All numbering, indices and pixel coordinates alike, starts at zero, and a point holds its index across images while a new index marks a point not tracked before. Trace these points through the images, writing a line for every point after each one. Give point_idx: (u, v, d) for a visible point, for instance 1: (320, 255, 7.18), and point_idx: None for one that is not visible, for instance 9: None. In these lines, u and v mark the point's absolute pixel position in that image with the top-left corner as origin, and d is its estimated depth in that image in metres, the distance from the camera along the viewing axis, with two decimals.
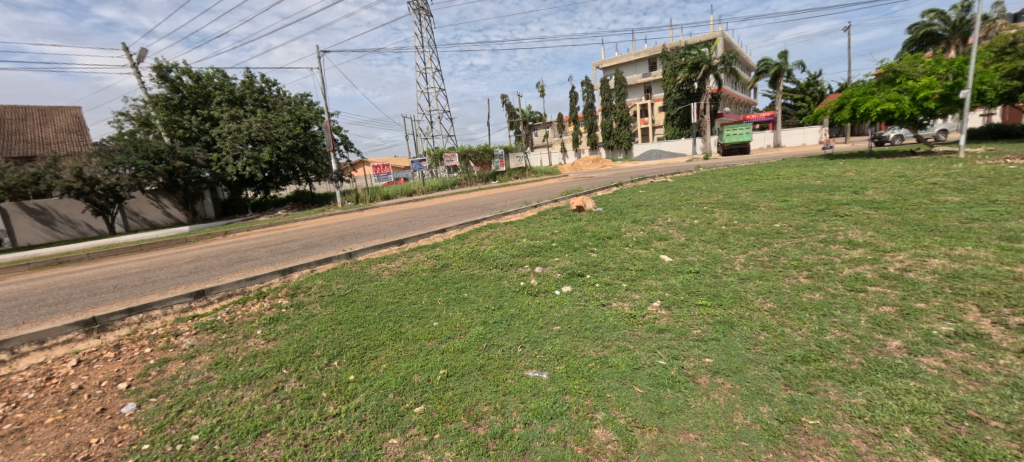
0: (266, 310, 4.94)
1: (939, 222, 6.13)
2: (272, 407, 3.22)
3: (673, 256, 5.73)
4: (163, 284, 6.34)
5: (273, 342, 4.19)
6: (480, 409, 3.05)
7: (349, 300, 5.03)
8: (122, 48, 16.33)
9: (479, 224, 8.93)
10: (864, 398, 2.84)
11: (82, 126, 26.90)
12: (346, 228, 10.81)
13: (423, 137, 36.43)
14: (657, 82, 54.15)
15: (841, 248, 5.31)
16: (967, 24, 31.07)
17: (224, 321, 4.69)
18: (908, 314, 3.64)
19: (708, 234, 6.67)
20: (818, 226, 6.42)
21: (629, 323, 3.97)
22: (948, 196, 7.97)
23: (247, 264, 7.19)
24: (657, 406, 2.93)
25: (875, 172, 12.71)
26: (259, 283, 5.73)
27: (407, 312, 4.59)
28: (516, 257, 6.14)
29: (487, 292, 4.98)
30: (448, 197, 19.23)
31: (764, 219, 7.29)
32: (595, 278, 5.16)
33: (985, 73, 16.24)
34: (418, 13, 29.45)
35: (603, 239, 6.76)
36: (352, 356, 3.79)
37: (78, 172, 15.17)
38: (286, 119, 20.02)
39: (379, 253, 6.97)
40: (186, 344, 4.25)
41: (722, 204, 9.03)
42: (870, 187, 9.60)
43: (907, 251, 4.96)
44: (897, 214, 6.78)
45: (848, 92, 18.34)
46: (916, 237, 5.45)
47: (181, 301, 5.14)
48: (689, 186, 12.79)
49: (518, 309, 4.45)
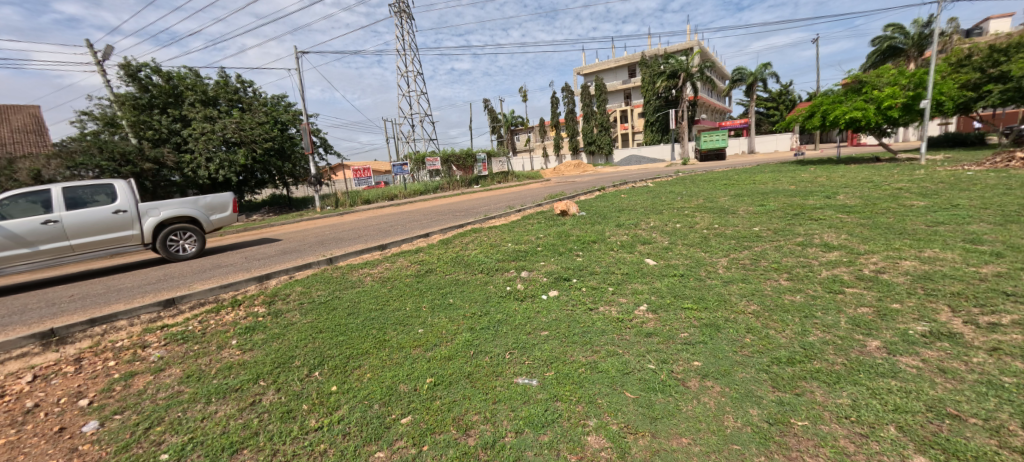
0: (242, 319, 4.78)
1: (908, 225, 6.38)
2: (248, 422, 3.07)
3: (657, 260, 5.80)
4: (130, 292, 6.05)
5: (249, 352, 4.02)
6: (470, 418, 2.98)
7: (330, 307, 4.91)
8: (86, 44, 15.62)
9: (463, 229, 8.82)
10: (849, 398, 2.86)
11: (41, 127, 25.77)
12: (326, 233, 10.50)
13: (404, 140, 36.20)
14: (636, 88, 55.25)
15: (818, 251, 5.44)
16: (926, 38, 32.85)
17: (196, 331, 4.52)
18: (885, 314, 3.67)
19: (691, 237, 6.78)
20: (795, 230, 6.60)
21: (616, 327, 3.96)
22: (913, 200, 8.32)
23: (221, 271, 6.91)
24: (649, 411, 2.91)
25: (844, 177, 13.23)
26: (234, 291, 5.54)
27: (390, 319, 4.50)
28: (501, 261, 6.13)
29: (473, 297, 4.93)
30: (427, 202, 18.72)
31: (744, 223, 7.44)
32: (582, 282, 5.17)
33: (945, 85, 17.13)
34: (400, 16, 29.32)
35: (588, 243, 6.79)
36: (335, 366, 3.66)
37: (36, 174, 14.47)
38: (262, 121, 19.38)
39: (361, 258, 6.82)
40: (154, 356, 4.08)
41: (702, 208, 9.19)
42: (841, 192, 9.93)
43: (880, 253, 5.11)
44: (869, 218, 7.04)
45: (818, 100, 19.04)
46: (887, 241, 5.63)
47: (149, 311, 4.90)
48: (670, 190, 13.03)
49: (505, 315, 4.41)
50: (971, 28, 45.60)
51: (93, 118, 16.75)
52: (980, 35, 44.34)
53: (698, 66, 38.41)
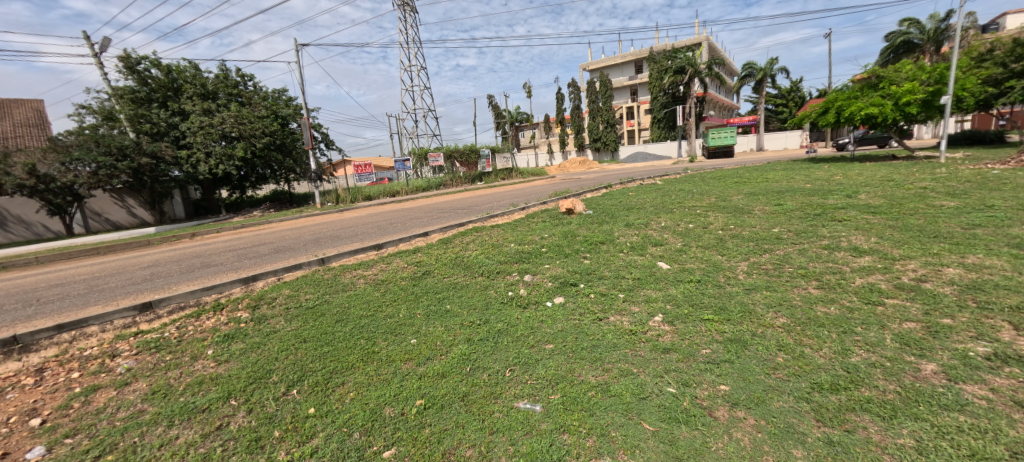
0: (222, 325, 4.42)
1: (942, 228, 5.92)
2: (211, 453, 2.71)
3: (671, 264, 5.38)
4: (110, 293, 5.73)
5: (224, 365, 3.65)
6: (463, 454, 2.60)
7: (317, 314, 4.52)
8: (83, 36, 15.34)
9: (464, 227, 8.45)
10: (912, 439, 2.44)
11: (43, 120, 25.66)
12: (323, 231, 10.15)
13: (409, 136, 35.79)
14: (644, 85, 54.52)
15: (848, 256, 4.99)
16: (942, 32, 32.08)
17: (171, 339, 4.16)
18: (937, 331, 3.23)
19: (706, 239, 6.35)
20: (819, 232, 6.15)
21: (629, 341, 3.55)
22: (942, 200, 7.84)
23: (208, 271, 6.58)
24: (672, 450, 2.51)
25: (861, 176, 12.71)
26: (217, 293, 5.18)
27: (381, 327, 4.12)
28: (503, 263, 5.72)
29: (472, 304, 4.53)
30: (431, 199, 18.38)
31: (762, 224, 7.00)
32: (590, 288, 4.76)
33: (966, 81, 16.51)
34: (403, 9, 28.86)
35: (596, 245, 6.38)
36: (315, 383, 3.28)
37: (31, 169, 14.22)
38: (262, 115, 19.05)
39: (355, 259, 6.45)
40: (122, 368, 3.72)
41: (715, 207, 8.75)
42: (863, 191, 9.45)
43: (918, 259, 4.65)
44: (897, 219, 6.58)
45: (833, 96, 18.45)
46: (923, 245, 5.17)
47: (124, 316, 4.56)
48: (680, 188, 12.57)
49: (507, 324, 4.02)
50: (988, 24, 44.54)
51: (91, 112, 16.46)
52: (997, 31, 43.35)
53: (707, 62, 37.73)
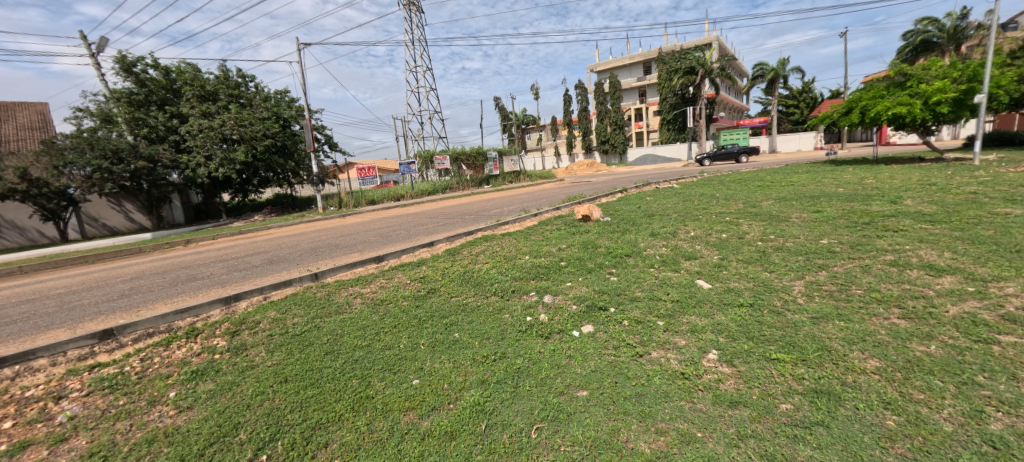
0: (194, 356, 3.77)
1: (1019, 240, 5.18)
2: None
3: (712, 282, 4.67)
4: (77, 313, 5.11)
5: (186, 414, 3.01)
6: None
7: (304, 343, 3.85)
8: (80, 37, 14.90)
9: (473, 236, 7.77)
10: None
11: (46, 123, 25.35)
12: (322, 238, 9.51)
13: (414, 138, 35.16)
14: (652, 86, 53.64)
15: (924, 275, 4.26)
16: (962, 31, 31.09)
17: (130, 375, 3.51)
18: None
19: (745, 252, 5.62)
20: (876, 244, 5.42)
21: (682, 389, 2.87)
22: (1002, 207, 7.07)
23: (191, 286, 5.96)
24: None
25: (895, 180, 11.91)
26: (193, 316, 4.53)
27: (377, 362, 3.44)
28: (519, 280, 5.03)
29: (484, 332, 3.83)
30: (436, 203, 17.67)
31: (805, 234, 6.27)
32: (621, 313, 4.05)
33: (1001, 78, 15.60)
34: (409, 9, 28.31)
35: (621, 258, 5.68)
36: (292, 444, 2.66)
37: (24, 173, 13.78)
38: (263, 117, 18.49)
39: (352, 274, 5.78)
40: (63, 415, 3.08)
41: (746, 214, 8.02)
42: (906, 197, 8.66)
43: (1016, 281, 3.91)
44: (962, 229, 5.82)
45: (855, 95, 17.57)
46: (1011, 262, 4.42)
47: (81, 345, 3.93)
48: (700, 192, 11.84)
49: (528, 361, 3.33)
50: (1007, 22, 43.40)
51: (88, 114, 15.99)
52: (1017, 29, 42.25)
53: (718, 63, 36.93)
